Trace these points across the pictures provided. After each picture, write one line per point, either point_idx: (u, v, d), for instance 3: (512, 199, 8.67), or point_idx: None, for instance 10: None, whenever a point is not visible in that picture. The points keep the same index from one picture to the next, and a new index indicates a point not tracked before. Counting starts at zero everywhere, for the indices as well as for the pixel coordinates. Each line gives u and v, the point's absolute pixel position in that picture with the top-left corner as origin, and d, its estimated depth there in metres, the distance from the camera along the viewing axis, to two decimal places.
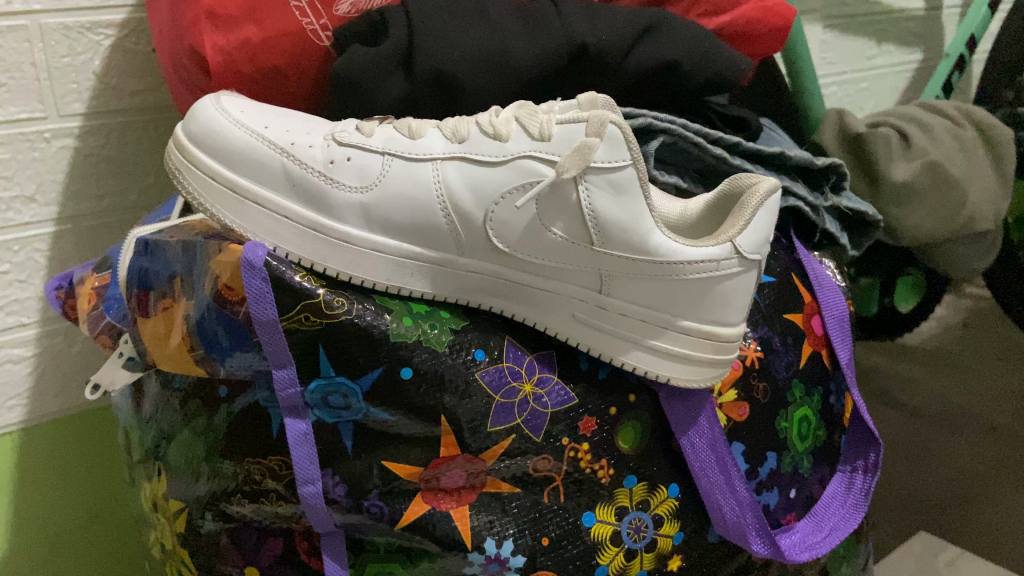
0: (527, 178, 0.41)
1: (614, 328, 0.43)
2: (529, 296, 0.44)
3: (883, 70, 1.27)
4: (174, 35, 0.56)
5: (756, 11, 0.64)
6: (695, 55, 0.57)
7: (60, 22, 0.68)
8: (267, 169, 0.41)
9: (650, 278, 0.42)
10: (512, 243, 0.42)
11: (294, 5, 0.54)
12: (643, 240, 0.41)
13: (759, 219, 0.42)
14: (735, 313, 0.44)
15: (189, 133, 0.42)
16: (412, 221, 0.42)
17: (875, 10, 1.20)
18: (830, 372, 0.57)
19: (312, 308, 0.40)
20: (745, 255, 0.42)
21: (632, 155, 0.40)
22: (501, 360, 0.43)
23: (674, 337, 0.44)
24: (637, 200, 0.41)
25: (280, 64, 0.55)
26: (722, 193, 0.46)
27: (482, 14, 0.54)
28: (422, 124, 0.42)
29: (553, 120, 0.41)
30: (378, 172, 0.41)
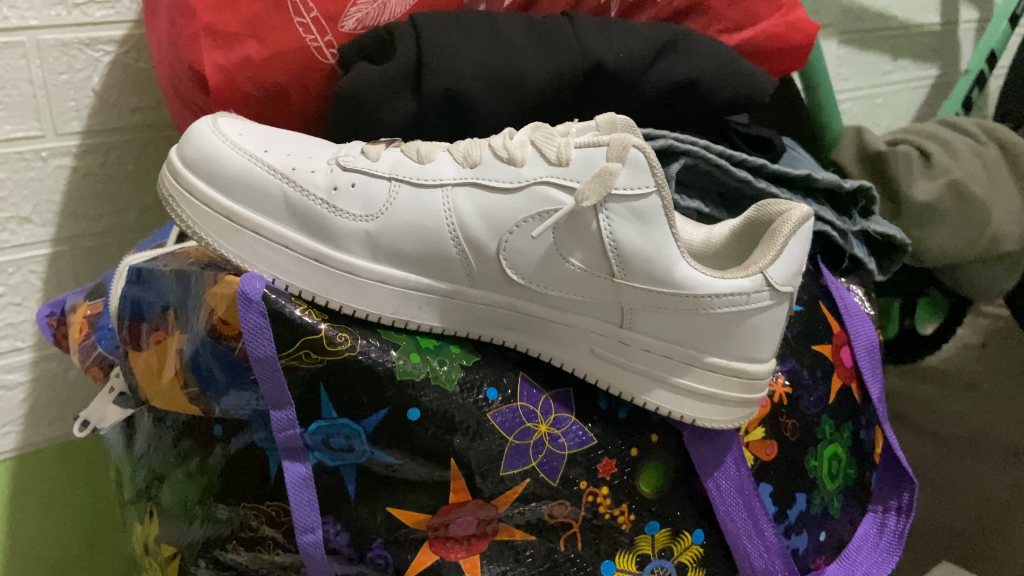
0: (544, 206, 0.38)
1: (636, 365, 0.40)
2: (545, 330, 0.41)
3: (899, 86, 1.24)
4: (172, 51, 0.54)
5: (779, 27, 0.61)
6: (717, 73, 0.54)
7: (58, 38, 0.66)
8: (266, 196, 0.39)
9: (676, 312, 0.39)
10: (527, 274, 0.39)
11: (298, 20, 0.51)
12: (669, 272, 0.38)
13: (792, 249, 0.40)
14: (765, 349, 0.41)
15: (184, 157, 0.40)
16: (420, 251, 0.39)
17: (890, 25, 1.17)
18: (861, 407, 0.54)
19: (313, 345, 0.37)
20: (777, 287, 0.40)
21: (656, 181, 0.37)
22: (514, 399, 0.40)
23: (700, 375, 0.41)
24: (662, 229, 0.38)
25: (283, 83, 0.52)
26: (750, 220, 0.43)
27: (494, 31, 0.52)
28: (431, 148, 0.40)
29: (571, 143, 0.38)
30: (384, 199, 0.39)
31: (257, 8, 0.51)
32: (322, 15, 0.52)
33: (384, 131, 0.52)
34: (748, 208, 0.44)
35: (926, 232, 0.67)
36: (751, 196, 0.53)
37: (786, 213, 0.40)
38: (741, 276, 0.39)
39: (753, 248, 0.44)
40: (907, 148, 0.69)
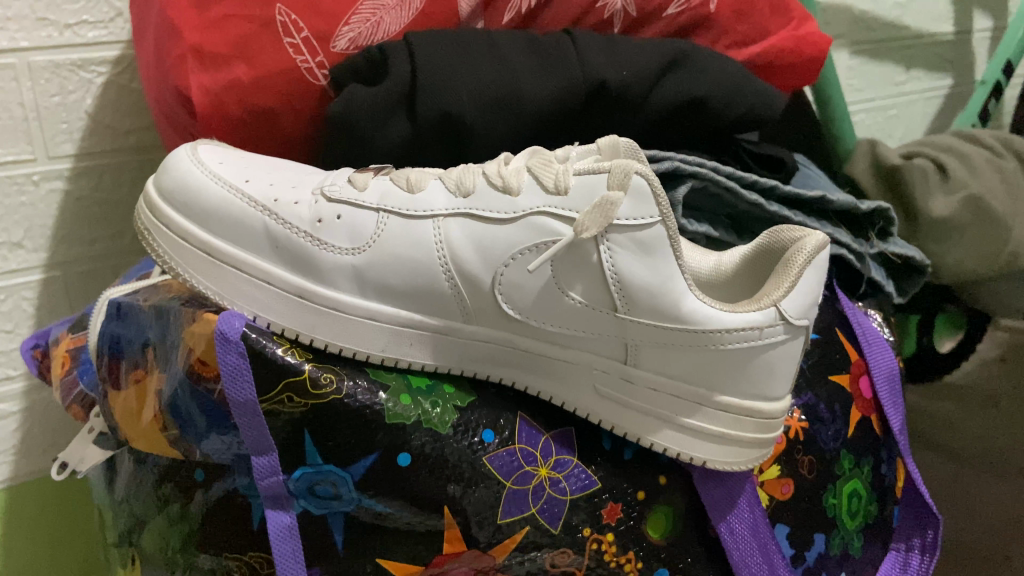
0: (541, 237, 0.36)
1: (642, 404, 0.38)
2: (545, 367, 0.38)
3: (912, 96, 1.21)
4: (160, 74, 0.52)
5: (790, 41, 0.59)
6: (726, 91, 0.52)
7: (49, 60, 0.64)
8: (248, 230, 0.37)
9: (684, 349, 0.37)
10: (525, 309, 0.37)
11: (287, 41, 0.49)
12: (675, 306, 0.36)
13: (807, 278, 0.37)
14: (780, 386, 0.38)
15: (161, 189, 0.38)
16: (411, 286, 0.37)
17: (903, 35, 1.15)
18: (881, 439, 0.52)
19: (295, 388, 0.35)
20: (792, 320, 0.37)
21: (661, 210, 0.35)
22: (512, 442, 0.38)
23: (710, 415, 0.38)
24: (667, 261, 0.35)
25: (272, 105, 0.50)
26: (762, 247, 0.41)
27: (492, 49, 0.49)
28: (422, 176, 0.38)
29: (570, 170, 0.36)
30: (372, 231, 0.37)
31: (245, 29, 0.49)
32: (313, 36, 0.50)
33: (378, 154, 0.50)
34: (759, 235, 0.41)
35: (944, 249, 0.64)
36: (763, 219, 0.50)
37: (800, 242, 0.37)
38: (754, 310, 0.36)
39: (766, 278, 0.41)
40: (923, 161, 0.66)
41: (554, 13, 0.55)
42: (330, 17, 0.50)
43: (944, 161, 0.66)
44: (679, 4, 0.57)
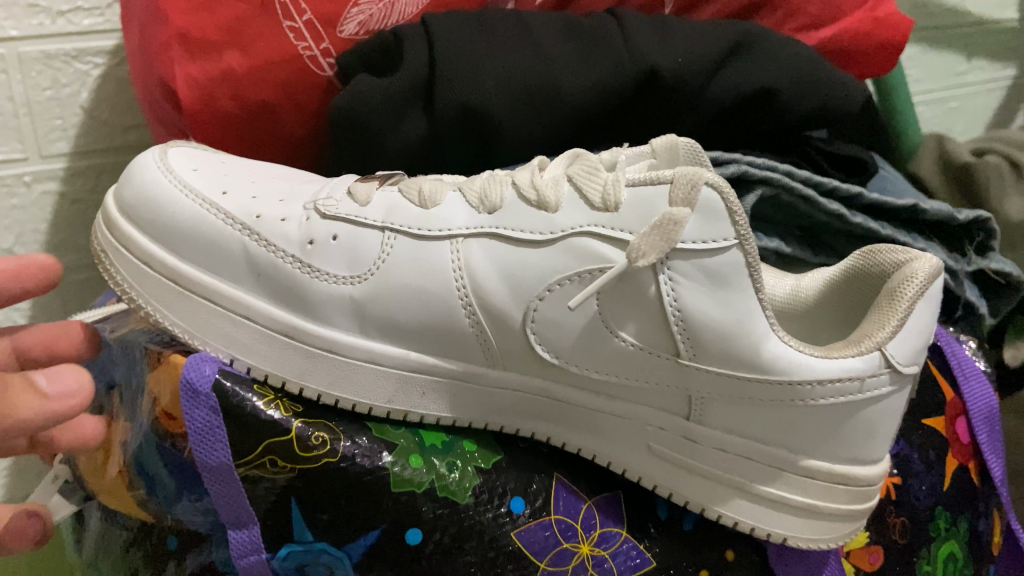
0: (585, 264, 0.29)
1: (708, 470, 0.31)
2: (588, 421, 0.32)
3: (973, 88, 1.12)
4: (144, 64, 0.45)
5: (867, 22, 0.51)
6: (799, 81, 0.44)
7: (40, 50, 0.58)
8: (226, 253, 0.30)
9: (766, 405, 0.30)
10: (564, 353, 0.30)
11: (286, 24, 0.43)
12: (753, 352, 0.29)
13: (919, 312, 0.30)
14: (880, 448, 0.31)
15: (121, 203, 0.31)
16: (424, 324, 0.30)
17: (967, 21, 1.06)
18: (982, 491, 0.44)
19: (280, 448, 0.29)
20: (900, 368, 0.30)
21: (740, 232, 0.28)
22: (545, 513, 0.31)
23: (794, 483, 0.31)
24: (745, 296, 0.28)
25: (271, 99, 0.44)
26: (856, 269, 0.33)
27: (522, 32, 0.42)
28: (437, 187, 0.31)
29: (622, 179, 0.29)
30: (375, 256, 0.30)
31: (238, 10, 0.42)
32: (318, 19, 0.43)
33: (390, 156, 0.43)
34: (849, 253, 0.34)
35: None
36: (840, 232, 0.43)
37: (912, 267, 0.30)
38: (853, 355, 0.29)
39: (865, 311, 0.34)
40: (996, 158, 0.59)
41: None
42: None
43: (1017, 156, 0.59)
44: None
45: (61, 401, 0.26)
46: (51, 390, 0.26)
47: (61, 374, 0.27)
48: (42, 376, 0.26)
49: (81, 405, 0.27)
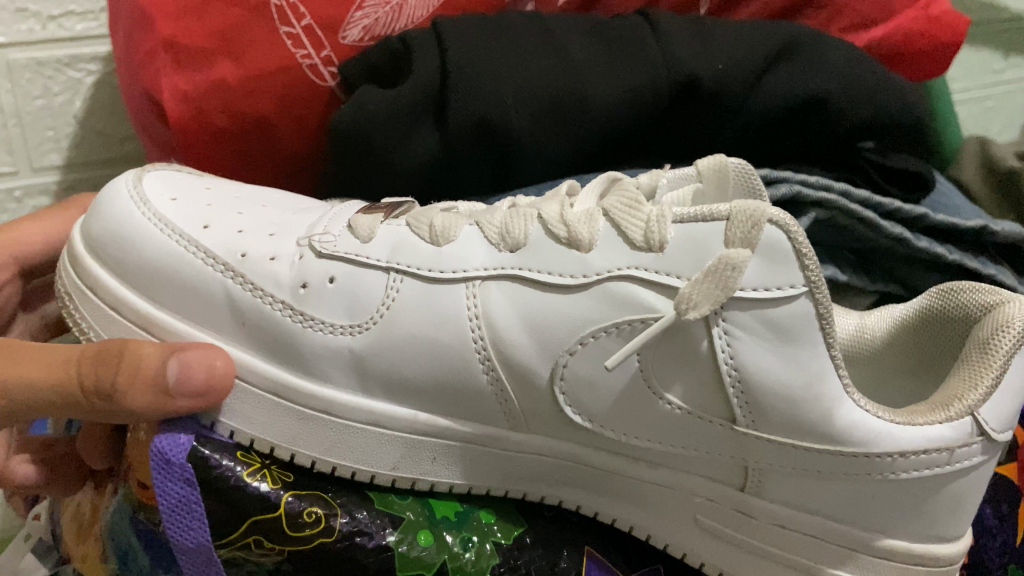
0: (625, 313, 0.28)
1: (767, 548, 0.31)
2: (620, 487, 0.31)
3: (1014, 87, 1.07)
4: (128, 72, 0.42)
5: (922, 22, 0.46)
6: (854, 88, 0.39)
7: (31, 57, 0.59)
8: (204, 298, 0.30)
9: (835, 478, 0.29)
10: (596, 416, 0.30)
11: (284, 30, 0.39)
12: (825, 418, 0.28)
13: (1014, 368, 0.28)
14: (964, 523, 0.30)
15: (89, 240, 0.32)
16: (445, 387, 0.30)
17: (1000, 17, 1.04)
18: None
19: (264, 531, 0.29)
20: (994, 435, 0.28)
21: (809, 279, 0.27)
22: None
23: (866, 565, 0.30)
24: (817, 354, 0.28)
25: (267, 113, 0.40)
26: (935, 309, 0.30)
27: (545, 36, 0.38)
28: (450, 222, 0.31)
29: (668, 217, 0.28)
30: (380, 302, 0.30)
31: (233, 17, 0.39)
32: (318, 24, 0.39)
33: (396, 174, 0.39)
34: (926, 291, 0.30)
35: None
36: (900, 257, 0.39)
37: (1000, 312, 0.28)
38: (940, 422, 0.28)
39: (950, 358, 0.30)
40: None
41: None
42: None
43: None
44: None
45: (182, 400, 0.28)
46: (173, 389, 0.28)
47: (200, 367, 0.28)
48: (178, 367, 0.28)
49: (212, 402, 0.29)
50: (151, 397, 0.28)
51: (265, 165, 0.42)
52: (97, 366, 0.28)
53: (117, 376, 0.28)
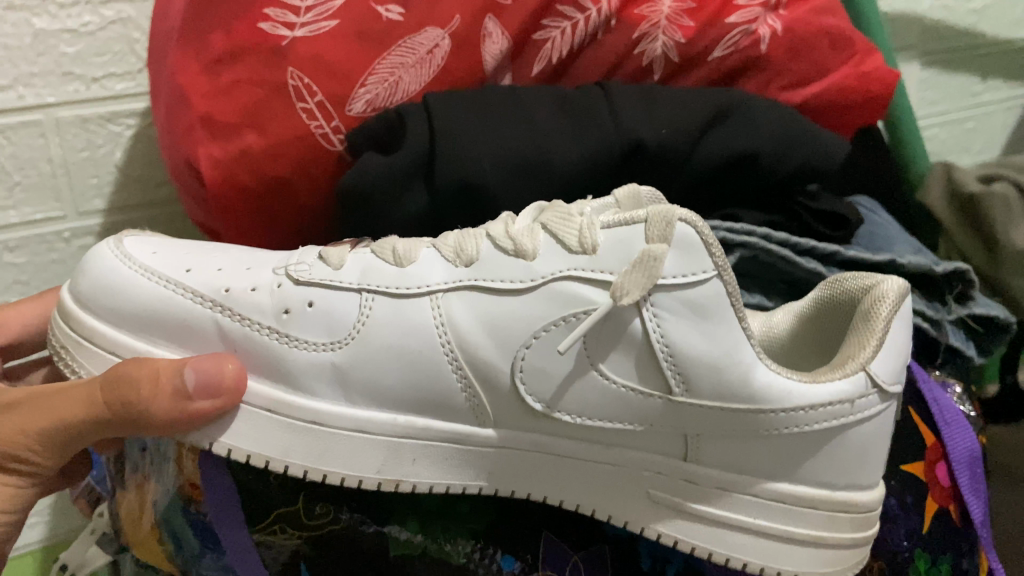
0: (569, 308, 0.38)
1: (711, 507, 0.41)
2: (561, 471, 0.41)
3: (988, 106, 1.33)
4: (169, 137, 0.50)
5: (853, 78, 0.53)
6: (780, 145, 0.46)
7: (76, 115, 0.68)
8: (195, 329, 0.41)
9: (743, 439, 0.39)
10: (546, 400, 0.39)
11: (301, 106, 0.46)
12: (747, 380, 0.37)
13: (894, 332, 0.38)
14: (873, 471, 0.40)
15: (83, 300, 0.42)
16: (425, 392, 0.40)
17: (965, 42, 1.24)
18: (965, 532, 0.46)
19: (286, 522, 0.43)
20: (886, 387, 0.38)
21: (716, 264, 0.37)
22: (534, 568, 0.43)
23: (793, 514, 0.41)
24: (731, 328, 0.37)
25: (286, 173, 0.48)
26: (829, 297, 0.40)
27: (517, 107, 0.46)
28: (410, 248, 0.41)
29: (596, 224, 0.38)
30: (356, 318, 0.40)
31: (254, 95, 0.46)
32: (329, 100, 0.47)
33: (395, 224, 0.47)
34: (820, 282, 0.41)
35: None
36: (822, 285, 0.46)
37: (878, 288, 0.37)
38: (839, 378, 0.38)
39: (841, 330, 0.41)
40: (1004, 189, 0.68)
41: (588, 63, 0.51)
42: (344, 78, 0.46)
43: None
44: (727, 46, 0.51)
45: (201, 401, 0.38)
46: (193, 389, 0.38)
47: (210, 373, 0.38)
48: (193, 372, 0.38)
49: (224, 402, 0.39)
50: (174, 402, 0.37)
51: (280, 216, 0.50)
52: (119, 392, 0.38)
53: (144, 389, 0.37)
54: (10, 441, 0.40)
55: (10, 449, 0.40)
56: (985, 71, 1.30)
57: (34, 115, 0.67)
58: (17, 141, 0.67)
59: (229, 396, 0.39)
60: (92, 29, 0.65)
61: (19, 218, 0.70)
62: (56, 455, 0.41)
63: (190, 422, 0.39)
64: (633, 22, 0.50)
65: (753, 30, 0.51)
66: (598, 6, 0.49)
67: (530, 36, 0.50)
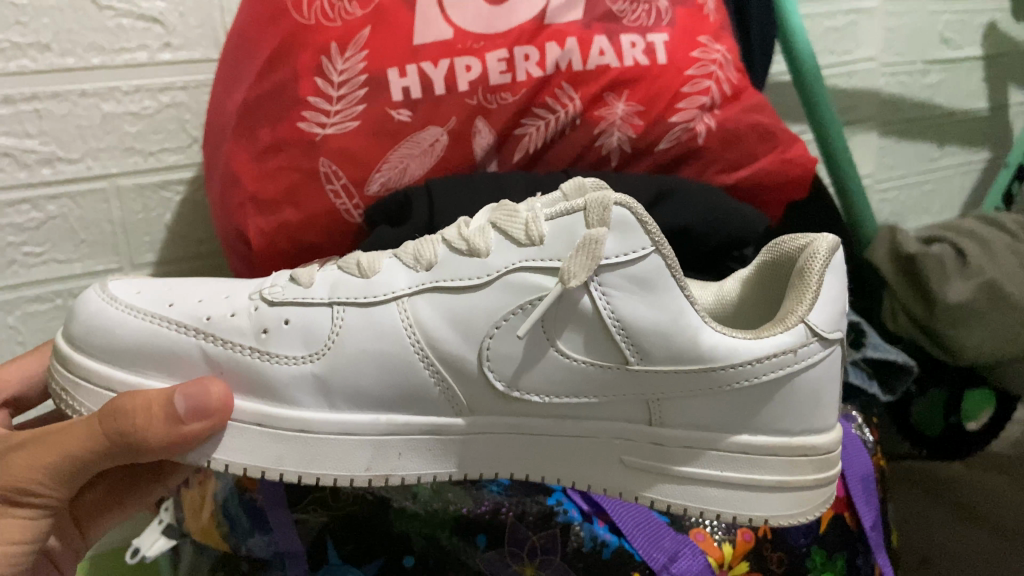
0: (526, 297, 0.46)
1: (675, 466, 0.49)
2: (541, 449, 0.50)
3: (948, 170, 1.47)
4: (223, 210, 0.63)
5: (776, 164, 0.67)
6: (710, 219, 0.61)
7: (135, 182, 0.80)
8: (184, 357, 0.48)
9: (700, 395, 0.48)
10: (507, 379, 0.47)
11: (330, 188, 0.59)
12: (696, 343, 0.46)
13: (826, 284, 0.47)
14: (827, 416, 0.51)
15: (76, 346, 0.48)
16: (403, 388, 0.48)
17: (925, 114, 1.38)
18: (857, 534, 0.59)
19: (320, 503, 0.56)
20: (825, 334, 0.48)
21: (654, 240, 0.45)
22: (501, 546, 0.54)
23: (762, 464, 0.50)
24: (676, 296, 0.46)
25: (316, 239, 0.62)
26: (769, 262, 0.51)
27: (494, 181, 0.60)
28: (372, 262, 0.49)
29: (541, 218, 0.46)
30: (328, 331, 0.48)
31: (293, 179, 0.59)
32: (351, 182, 0.60)
33: None
34: (762, 249, 0.52)
35: (964, 328, 0.88)
36: None
37: (814, 247, 0.47)
38: (783, 332, 0.47)
39: (784, 290, 0.51)
40: (939, 251, 0.91)
41: (556, 153, 0.64)
42: (364, 166, 0.59)
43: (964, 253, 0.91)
44: (670, 139, 0.64)
45: (192, 424, 0.44)
46: (183, 414, 0.44)
47: (197, 397, 0.45)
48: (181, 398, 0.44)
49: (214, 420, 0.46)
50: (169, 428, 0.44)
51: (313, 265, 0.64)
52: (115, 424, 0.44)
53: (140, 420, 0.44)
54: (23, 478, 0.47)
55: (23, 485, 0.47)
56: (941, 138, 1.43)
57: (99, 184, 0.79)
58: (85, 206, 0.79)
59: (219, 414, 0.46)
60: (150, 112, 0.78)
61: (82, 269, 0.81)
62: (63, 487, 0.48)
63: (184, 442, 0.45)
64: (593, 122, 0.62)
65: (692, 126, 0.64)
66: (566, 108, 0.61)
67: (512, 132, 0.62)
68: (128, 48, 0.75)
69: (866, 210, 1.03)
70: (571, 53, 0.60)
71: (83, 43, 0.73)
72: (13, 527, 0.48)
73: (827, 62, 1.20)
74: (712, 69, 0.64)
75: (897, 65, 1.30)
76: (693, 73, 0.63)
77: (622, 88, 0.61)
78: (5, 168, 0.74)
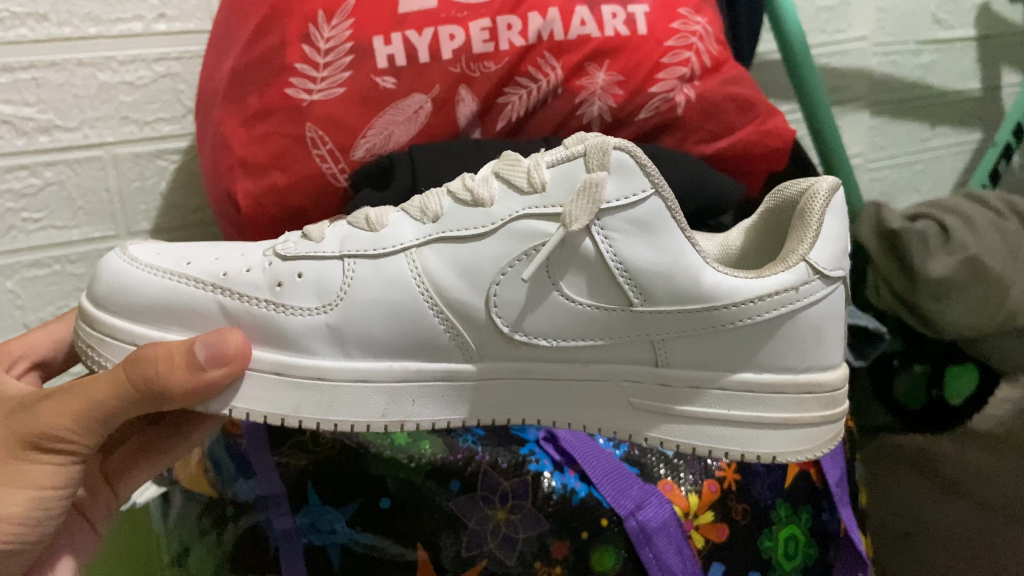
0: (530, 243, 0.47)
1: (682, 411, 0.50)
2: (553, 393, 0.50)
3: (939, 150, 1.48)
4: (213, 176, 0.65)
5: (755, 134, 0.69)
6: (696, 182, 0.63)
7: (130, 151, 0.82)
8: (200, 312, 0.48)
9: (703, 334, 0.48)
10: (513, 323, 0.48)
11: (316, 153, 0.61)
12: (697, 282, 0.47)
13: (827, 223, 0.48)
14: (831, 353, 0.51)
15: (99, 304, 0.49)
16: (414, 336, 0.49)
17: (917, 94, 1.38)
18: (821, 489, 0.67)
19: (299, 447, 0.59)
20: (828, 273, 0.48)
21: (652, 183, 0.46)
22: (473, 491, 0.58)
23: (770, 405, 0.50)
24: (676, 238, 0.46)
25: (303, 203, 0.64)
26: (773, 206, 0.52)
27: (477, 149, 0.61)
28: (381, 216, 0.50)
29: (542, 166, 0.47)
30: (339, 286, 0.48)
31: (282, 144, 0.61)
32: (337, 147, 0.61)
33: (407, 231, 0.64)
34: (766, 196, 0.52)
35: (942, 303, 0.88)
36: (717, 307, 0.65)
37: (815, 189, 0.48)
38: (783, 271, 0.47)
39: (786, 233, 0.51)
40: (923, 228, 0.90)
41: (539, 121, 0.65)
42: (350, 132, 0.61)
43: (948, 227, 0.90)
44: (649, 110, 0.65)
45: (213, 371, 0.45)
46: (205, 363, 0.44)
47: (216, 346, 0.45)
48: (202, 347, 0.44)
49: (233, 369, 0.46)
50: (189, 376, 0.44)
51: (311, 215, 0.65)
52: (134, 373, 0.44)
53: (160, 367, 0.43)
54: (51, 425, 0.45)
55: (51, 432, 0.46)
56: (931, 118, 1.44)
57: (95, 152, 0.80)
58: (82, 174, 0.81)
59: (238, 363, 0.46)
60: (146, 82, 0.80)
61: (79, 236, 0.83)
62: (92, 434, 0.46)
63: (204, 392, 0.45)
64: (575, 91, 0.63)
65: (671, 97, 0.65)
66: (548, 77, 0.63)
67: (494, 100, 0.64)
68: (124, 19, 0.77)
69: (853, 186, 1.04)
70: (553, 22, 0.61)
71: (80, 13, 0.74)
72: (44, 474, 0.47)
73: (818, 41, 1.22)
74: (693, 41, 0.65)
75: (891, 45, 1.31)
76: (671, 44, 0.64)
77: (603, 58, 0.63)
78: (3, 135, 0.76)
